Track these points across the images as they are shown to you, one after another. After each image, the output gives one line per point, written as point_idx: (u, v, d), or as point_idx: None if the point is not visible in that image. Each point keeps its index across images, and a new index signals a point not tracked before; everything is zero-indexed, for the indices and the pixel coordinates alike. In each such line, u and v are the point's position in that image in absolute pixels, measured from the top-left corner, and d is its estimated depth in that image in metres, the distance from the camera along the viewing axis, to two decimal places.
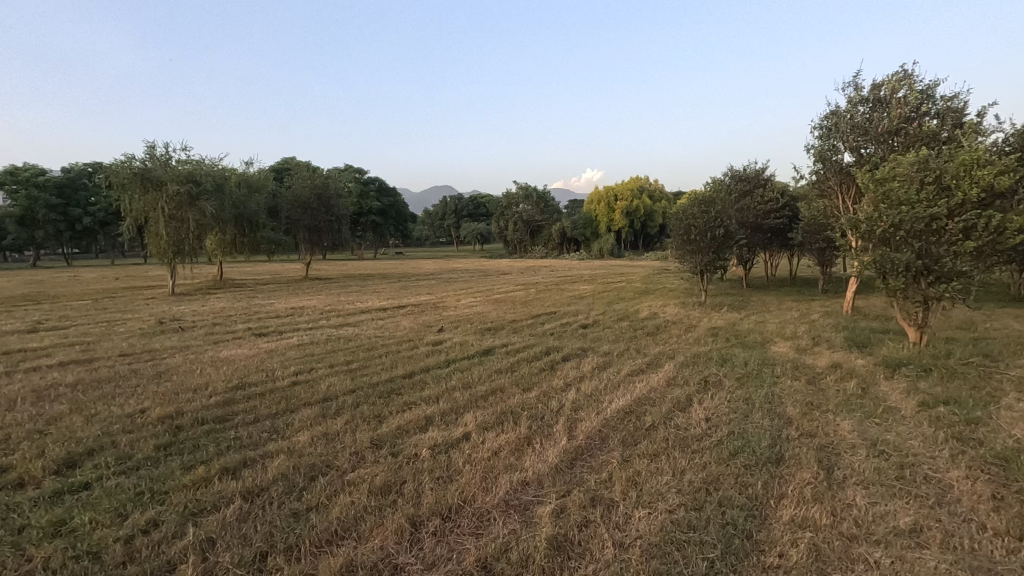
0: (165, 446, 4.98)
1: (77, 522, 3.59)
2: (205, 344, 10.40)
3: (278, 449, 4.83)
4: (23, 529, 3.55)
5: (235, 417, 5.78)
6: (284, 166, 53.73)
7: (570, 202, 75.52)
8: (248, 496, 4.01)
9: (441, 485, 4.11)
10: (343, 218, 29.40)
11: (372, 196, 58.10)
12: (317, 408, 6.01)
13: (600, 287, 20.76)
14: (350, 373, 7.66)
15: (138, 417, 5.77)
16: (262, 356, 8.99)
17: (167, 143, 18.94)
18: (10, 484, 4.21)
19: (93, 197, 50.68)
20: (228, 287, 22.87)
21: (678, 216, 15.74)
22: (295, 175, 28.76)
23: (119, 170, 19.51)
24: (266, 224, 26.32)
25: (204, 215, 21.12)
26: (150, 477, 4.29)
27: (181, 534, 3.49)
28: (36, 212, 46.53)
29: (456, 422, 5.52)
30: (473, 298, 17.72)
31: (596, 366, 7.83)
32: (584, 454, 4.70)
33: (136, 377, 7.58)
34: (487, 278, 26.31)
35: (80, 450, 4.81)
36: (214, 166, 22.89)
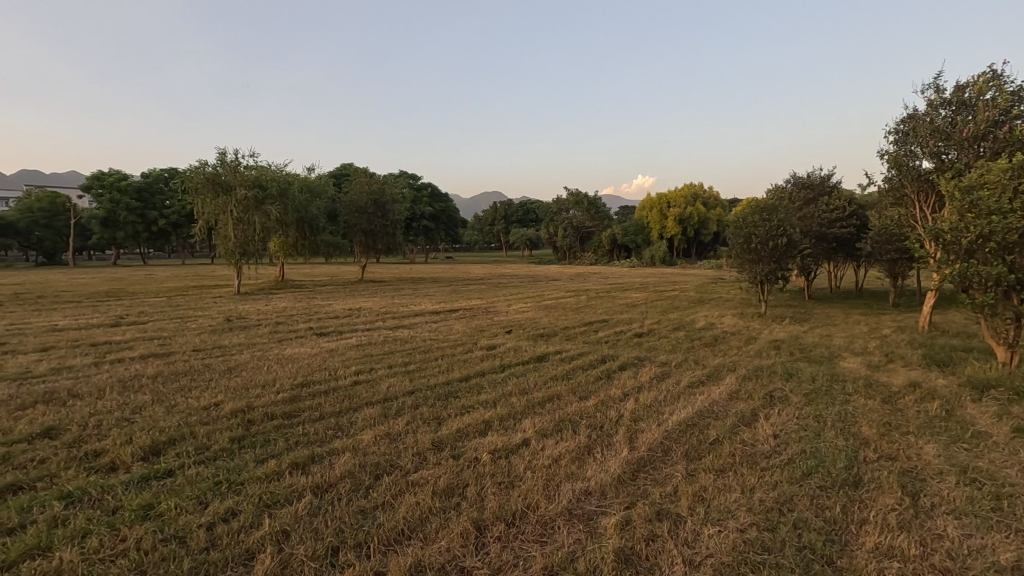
0: (239, 438, 5.22)
1: (164, 507, 3.80)
2: (271, 342, 10.87)
3: (343, 446, 4.97)
4: (116, 510, 3.79)
5: (302, 414, 5.99)
6: (342, 172, 55.88)
7: (621, 210, 74.67)
8: (318, 490, 4.14)
9: (503, 490, 4.12)
10: (397, 223, 30.07)
11: (424, 201, 59.56)
12: (378, 407, 6.15)
13: (654, 295, 20.33)
14: (408, 375, 7.80)
15: (213, 409, 6.08)
16: (324, 355, 9.29)
17: (237, 150, 19.97)
18: (103, 467, 4.52)
19: (167, 200, 53.87)
20: (288, 287, 23.87)
21: (736, 224, 15.26)
22: (353, 181, 29.71)
23: (193, 176, 20.70)
24: (325, 228, 27.30)
25: (268, 219, 22.14)
26: (226, 467, 4.50)
27: (257, 524, 3.63)
28: (117, 213, 50.41)
29: (515, 428, 5.51)
30: (525, 304, 17.73)
31: (653, 376, 7.66)
32: (647, 466, 4.60)
33: (209, 372, 8.00)
34: (538, 284, 26.32)
35: (162, 438, 5.11)
36: (278, 172, 23.95)
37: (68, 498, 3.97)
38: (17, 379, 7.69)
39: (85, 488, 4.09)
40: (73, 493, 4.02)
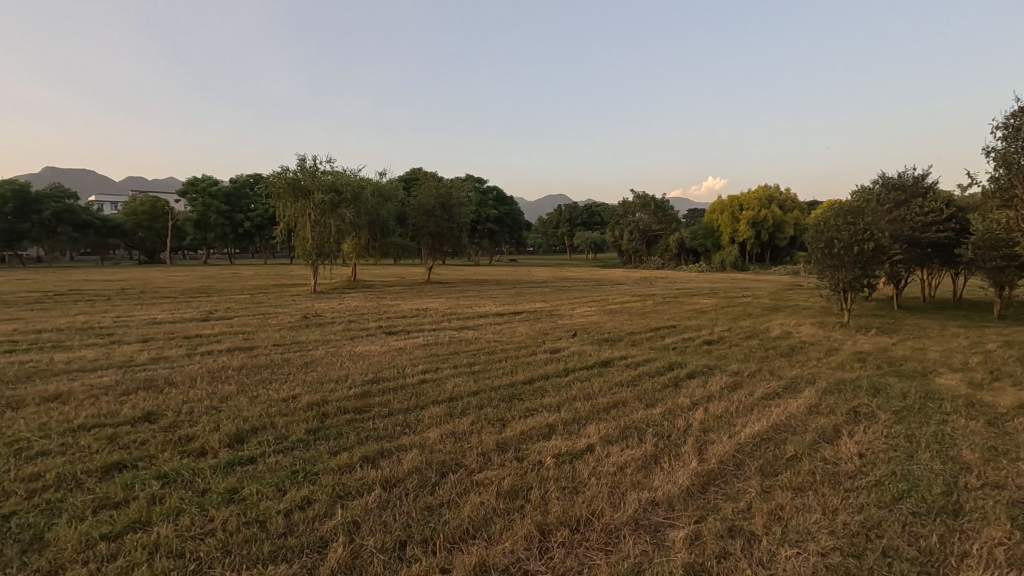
0: (314, 430, 5.47)
1: (247, 492, 4.05)
2: (344, 339, 11.37)
3: (411, 443, 5.10)
4: (205, 492, 4.08)
5: (372, 409, 6.21)
6: (412, 177, 57.68)
7: (689, 213, 72.44)
8: (386, 484, 4.27)
9: (567, 495, 4.08)
10: (464, 226, 30.61)
11: (490, 204, 60.44)
12: (444, 406, 6.26)
13: (724, 301, 19.53)
14: (473, 375, 7.90)
15: (291, 402, 6.42)
16: (393, 353, 9.60)
17: (315, 156, 21.07)
18: (195, 451, 4.88)
19: (252, 204, 57.53)
20: (360, 287, 24.86)
21: (817, 228, 14.40)
22: (422, 185, 30.55)
23: (276, 181, 22.03)
24: (395, 230, 28.25)
25: (343, 222, 23.16)
26: (303, 457, 4.73)
27: (331, 514, 3.79)
28: (208, 216, 54.53)
29: (579, 433, 5.46)
30: (589, 308, 17.55)
31: (724, 386, 7.35)
32: (718, 479, 4.41)
33: (288, 366, 8.46)
34: (602, 288, 25.98)
35: (246, 427, 5.45)
36: (353, 176, 25.02)
37: (164, 478, 4.31)
38: (122, 367, 8.46)
39: (178, 469, 4.43)
40: (168, 474, 4.36)
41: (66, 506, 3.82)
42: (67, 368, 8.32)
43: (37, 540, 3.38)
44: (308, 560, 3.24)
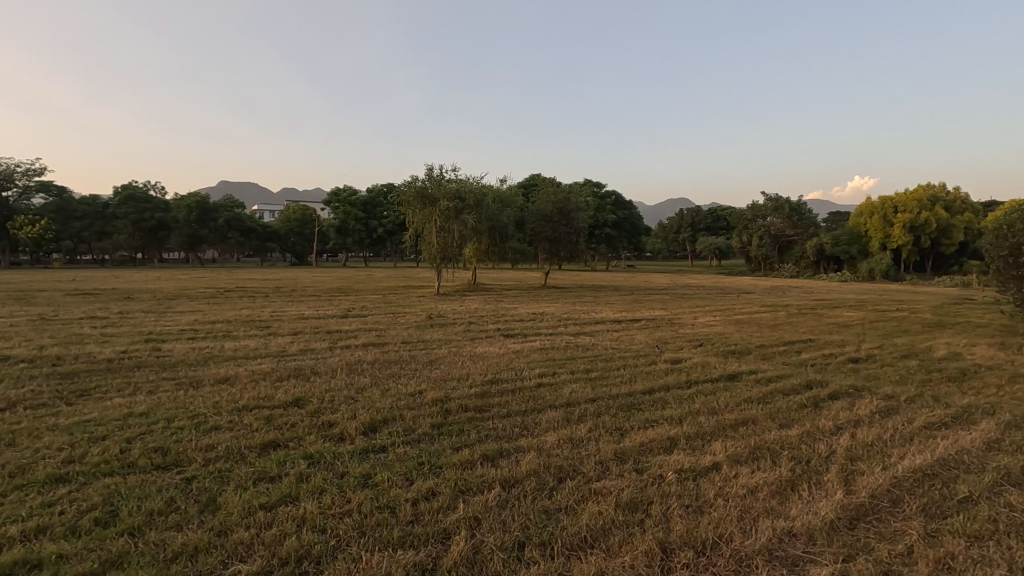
0: (438, 425, 5.75)
1: (379, 478, 4.35)
2: (465, 339, 11.86)
3: (529, 445, 5.15)
4: (343, 475, 4.45)
5: (491, 409, 6.39)
6: (531, 183, 58.81)
7: (831, 216, 65.78)
8: (505, 484, 4.35)
9: (691, 515, 3.86)
10: (581, 231, 30.52)
11: (608, 209, 59.73)
12: (562, 412, 6.26)
13: (874, 315, 17.37)
14: (590, 382, 7.80)
15: (418, 397, 6.81)
16: (511, 355, 9.81)
17: (442, 165, 22.33)
18: (336, 435, 5.36)
19: (385, 211, 62.25)
20: (479, 291, 25.80)
21: (997, 233, 12.30)
22: (541, 191, 30.99)
23: (407, 190, 23.66)
24: (514, 235, 28.93)
25: (465, 227, 24.21)
26: (428, 451, 4.98)
27: (454, 507, 3.94)
28: (348, 223, 60.04)
29: (703, 449, 5.15)
30: (713, 317, 16.58)
31: (875, 411, 6.52)
32: (869, 515, 3.91)
33: (415, 363, 9.01)
34: (728, 297, 24.45)
35: (378, 417, 5.88)
36: (476, 184, 26.09)
37: (310, 458, 4.79)
38: (277, 356, 9.57)
39: (322, 452, 4.89)
40: (313, 455, 4.83)
41: (233, 475, 4.38)
42: (233, 355, 9.60)
43: (211, 503, 3.92)
44: (432, 549, 3.39)
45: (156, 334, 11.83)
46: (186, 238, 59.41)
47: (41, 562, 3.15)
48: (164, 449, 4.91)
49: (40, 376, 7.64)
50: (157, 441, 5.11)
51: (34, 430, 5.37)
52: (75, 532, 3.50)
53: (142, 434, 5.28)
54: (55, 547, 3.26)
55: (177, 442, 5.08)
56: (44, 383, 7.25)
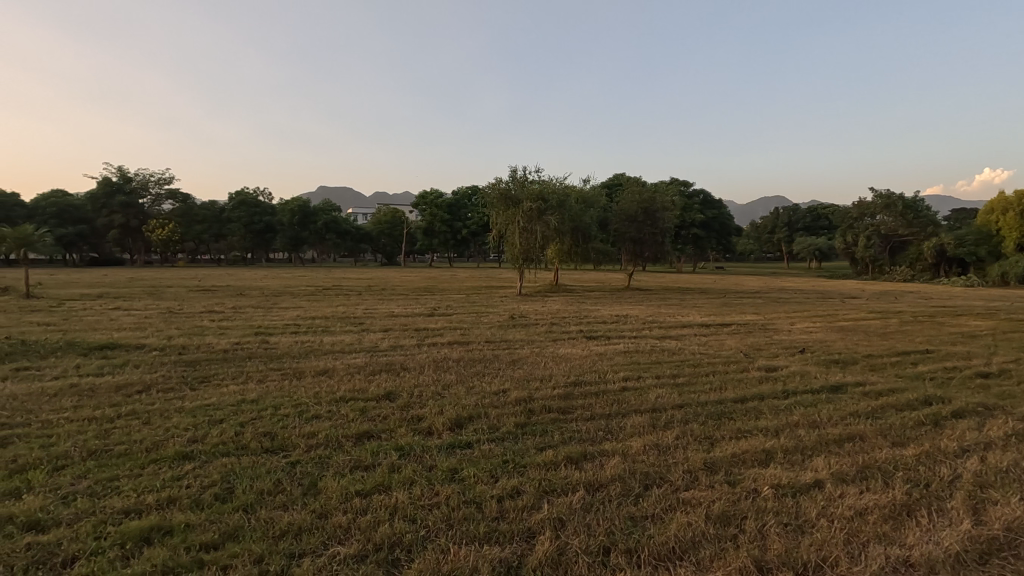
0: (522, 424, 5.81)
1: (466, 474, 4.47)
2: (547, 340, 11.87)
3: (613, 449, 5.06)
4: (432, 468, 4.61)
5: (575, 411, 6.35)
6: (615, 183, 57.87)
7: (953, 214, 59.20)
8: (590, 487, 4.31)
9: (790, 534, 3.62)
10: (667, 232, 29.56)
11: (695, 209, 57.48)
12: (647, 417, 6.09)
13: (1008, 325, 15.39)
14: (678, 388, 7.52)
15: (501, 395, 6.91)
16: (593, 357, 9.69)
17: (525, 167, 22.56)
18: (424, 429, 5.57)
19: (470, 213, 63.80)
20: (561, 292, 25.71)
21: None
22: (625, 191, 30.38)
23: (491, 192, 24.10)
24: (597, 236, 28.55)
25: (548, 228, 24.25)
26: (512, 449, 5.05)
27: (539, 507, 3.96)
28: (434, 224, 62.22)
29: (803, 464, 4.82)
30: (813, 323, 15.44)
31: (1010, 433, 5.76)
32: (1004, 551, 3.47)
33: (498, 362, 9.15)
34: (830, 302, 22.69)
35: (464, 414, 6.03)
36: (559, 185, 26.07)
37: (401, 449, 5.01)
38: (370, 351, 10.10)
39: (411, 444, 5.10)
40: (403, 447, 5.05)
41: (332, 462, 4.68)
42: (331, 349, 10.25)
43: (313, 486, 4.21)
44: (518, 547, 3.43)
45: (263, 328, 12.89)
46: (289, 239, 64.24)
47: (173, 529, 3.53)
48: (271, 434, 5.33)
49: (169, 364, 8.58)
50: (266, 426, 5.56)
51: (165, 411, 6.04)
52: (199, 504, 3.89)
53: (253, 420, 5.78)
54: (184, 517, 3.64)
55: (282, 428, 5.50)
56: (173, 370, 8.14)
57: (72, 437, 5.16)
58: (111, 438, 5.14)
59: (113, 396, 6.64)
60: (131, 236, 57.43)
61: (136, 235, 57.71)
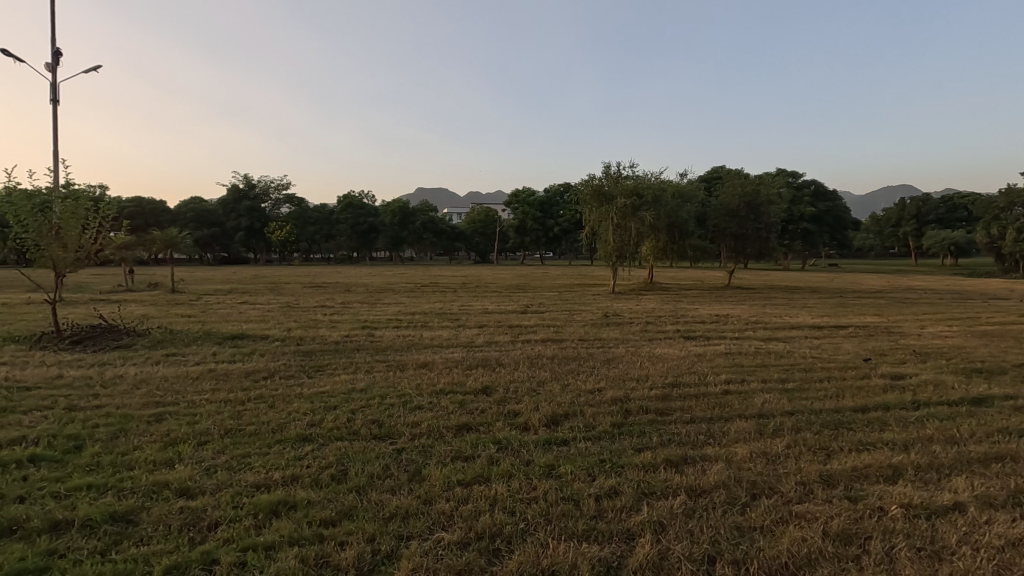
0: (618, 424, 5.72)
1: (562, 470, 4.48)
2: (643, 339, 11.58)
3: (717, 455, 4.84)
4: (529, 463, 4.67)
5: (673, 413, 6.14)
6: (714, 176, 55.19)
7: None
8: (692, 492, 4.15)
9: (925, 560, 3.26)
10: (773, 227, 27.58)
11: (805, 201, 53.40)
12: (753, 423, 5.75)
13: None
14: (787, 394, 7.02)
15: (597, 394, 6.84)
16: (692, 358, 9.32)
17: (619, 161, 22.20)
18: (521, 424, 5.66)
19: (561, 211, 63.75)
20: (656, 290, 24.96)
21: None
22: (726, 184, 28.87)
23: (585, 189, 23.94)
24: (695, 232, 27.37)
25: (642, 224, 23.62)
26: (609, 448, 4.99)
27: (637, 508, 3.88)
28: (527, 222, 62.89)
29: (939, 484, 4.32)
30: (949, 327, 13.73)
31: None
32: None
33: (593, 360, 9.06)
34: (971, 303, 20.04)
35: (559, 411, 6.04)
36: (654, 180, 25.34)
37: (499, 443, 5.13)
38: (466, 346, 10.43)
39: (509, 438, 5.20)
40: (501, 441, 5.16)
41: (434, 451, 4.89)
42: (430, 343, 10.71)
43: (418, 473, 4.43)
44: (617, 547, 3.39)
45: (368, 322, 13.72)
46: (390, 239, 67.77)
47: (297, 504, 3.88)
48: (379, 422, 5.68)
49: (289, 353, 9.40)
50: (374, 414, 5.93)
51: (287, 396, 6.64)
52: (318, 484, 4.23)
53: (363, 407, 6.19)
54: (306, 494, 3.98)
55: (388, 417, 5.83)
56: (293, 359, 8.93)
57: (212, 416, 5.83)
58: (243, 418, 5.73)
59: (244, 381, 7.41)
60: (255, 237, 63.47)
61: (259, 236, 63.65)
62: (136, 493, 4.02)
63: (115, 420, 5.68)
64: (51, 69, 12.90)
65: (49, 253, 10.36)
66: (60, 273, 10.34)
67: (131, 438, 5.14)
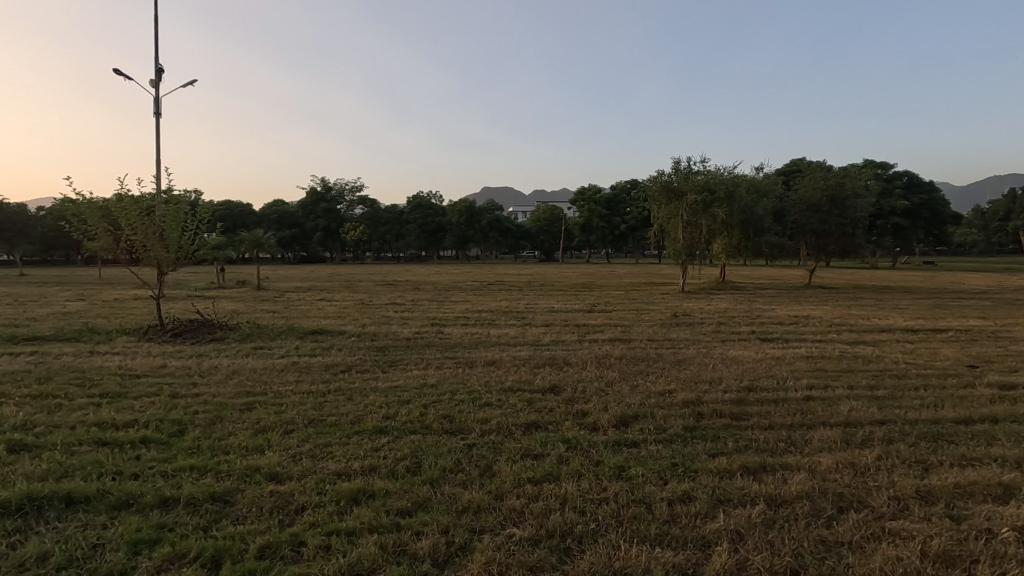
0: (690, 428, 5.56)
1: (633, 473, 4.41)
2: (715, 341, 11.16)
3: (799, 464, 4.60)
4: (599, 463, 4.64)
5: (750, 418, 5.89)
6: (793, 169, 52.32)
7: None
8: (772, 502, 3.97)
9: None
10: (860, 222, 25.73)
11: (896, 194, 49.52)
12: (839, 431, 5.41)
13: None
14: (877, 402, 6.54)
15: (668, 396, 6.67)
16: (770, 361, 8.90)
17: (689, 156, 21.60)
18: (589, 425, 5.62)
19: (629, 208, 62.64)
20: (730, 290, 23.99)
21: None
22: (806, 177, 27.28)
23: (653, 186, 23.45)
24: (771, 229, 26.08)
25: (715, 221, 22.76)
26: (681, 452, 4.86)
27: (713, 515, 3.77)
28: (593, 220, 62.28)
29: None
30: None
31: None
32: None
33: (663, 361, 8.85)
34: None
35: (629, 413, 5.95)
36: (727, 175, 24.42)
37: (568, 442, 5.13)
38: (533, 345, 10.47)
39: (578, 438, 5.19)
40: (570, 440, 5.16)
41: (504, 448, 4.96)
42: (497, 341, 10.85)
43: (488, 469, 4.51)
44: (692, 554, 3.31)
45: (438, 319, 14.07)
46: (457, 238, 69.11)
47: (375, 493, 4.06)
48: (450, 417, 5.83)
49: (364, 349, 9.81)
50: (446, 409, 6.09)
51: (364, 389, 6.95)
52: (394, 475, 4.41)
53: (434, 402, 6.37)
54: (384, 484, 4.15)
55: (458, 412, 5.97)
56: (367, 353, 9.33)
57: (297, 406, 6.21)
58: (324, 409, 6.06)
59: (324, 374, 7.83)
60: (331, 237, 66.71)
61: (335, 236, 66.82)
62: (232, 475, 4.36)
63: (211, 407, 6.17)
64: (155, 86, 14.16)
65: (154, 252, 11.41)
66: (163, 271, 11.37)
67: (226, 424, 5.57)
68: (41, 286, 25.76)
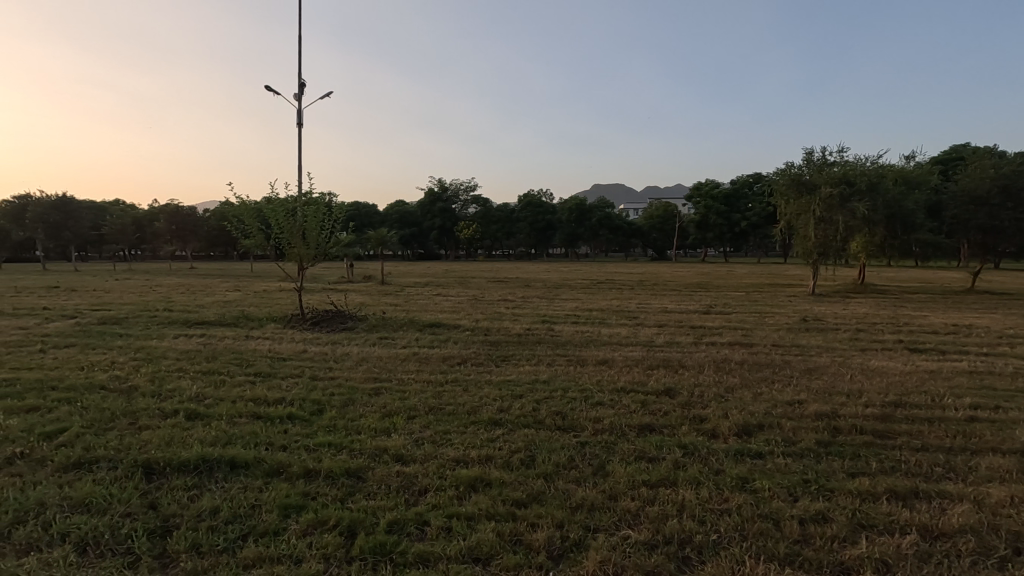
0: (825, 443, 5.08)
1: (759, 485, 4.14)
2: (854, 349, 10.07)
3: (960, 493, 4.02)
4: (719, 472, 4.41)
5: (897, 436, 5.26)
6: (953, 157, 45.65)
7: None
8: (925, 532, 3.52)
9: None
10: None
11: None
12: (1014, 460, 4.64)
13: None
14: None
15: (797, 406, 6.16)
16: (922, 375, 7.85)
17: (823, 145, 19.89)
18: (709, 431, 5.35)
19: (750, 204, 58.58)
20: (870, 293, 21.53)
21: None
22: (971, 165, 23.66)
23: (780, 179, 21.78)
24: (924, 225, 22.96)
25: (854, 217, 20.50)
26: (814, 468, 4.46)
27: (852, 540, 3.43)
28: (710, 217, 59.12)
29: None
30: None
31: None
32: None
33: (790, 369, 8.17)
34: None
35: (753, 422, 5.58)
36: (870, 166, 22.03)
37: (685, 448, 4.93)
38: (646, 346, 10.18)
39: (695, 444, 4.97)
40: (688, 446, 4.95)
41: (618, 448, 4.89)
42: (609, 340, 10.69)
43: (602, 468, 4.47)
44: None
45: (548, 317, 14.16)
46: (566, 237, 69.10)
47: (491, 482, 4.19)
48: (562, 414, 5.86)
49: (478, 343, 10.18)
50: (558, 406, 6.12)
51: (478, 382, 7.21)
52: (510, 466, 4.52)
53: (546, 398, 6.44)
54: (500, 474, 4.28)
55: (571, 410, 5.98)
56: (481, 347, 9.67)
57: (418, 394, 6.60)
58: (443, 399, 6.38)
59: (441, 365, 8.25)
60: (446, 236, 69.91)
61: (449, 235, 69.94)
62: (363, 454, 4.74)
63: (345, 390, 6.76)
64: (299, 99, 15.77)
65: (296, 248, 12.73)
66: (304, 265, 12.66)
67: (358, 407, 6.07)
68: (207, 278, 29.81)
